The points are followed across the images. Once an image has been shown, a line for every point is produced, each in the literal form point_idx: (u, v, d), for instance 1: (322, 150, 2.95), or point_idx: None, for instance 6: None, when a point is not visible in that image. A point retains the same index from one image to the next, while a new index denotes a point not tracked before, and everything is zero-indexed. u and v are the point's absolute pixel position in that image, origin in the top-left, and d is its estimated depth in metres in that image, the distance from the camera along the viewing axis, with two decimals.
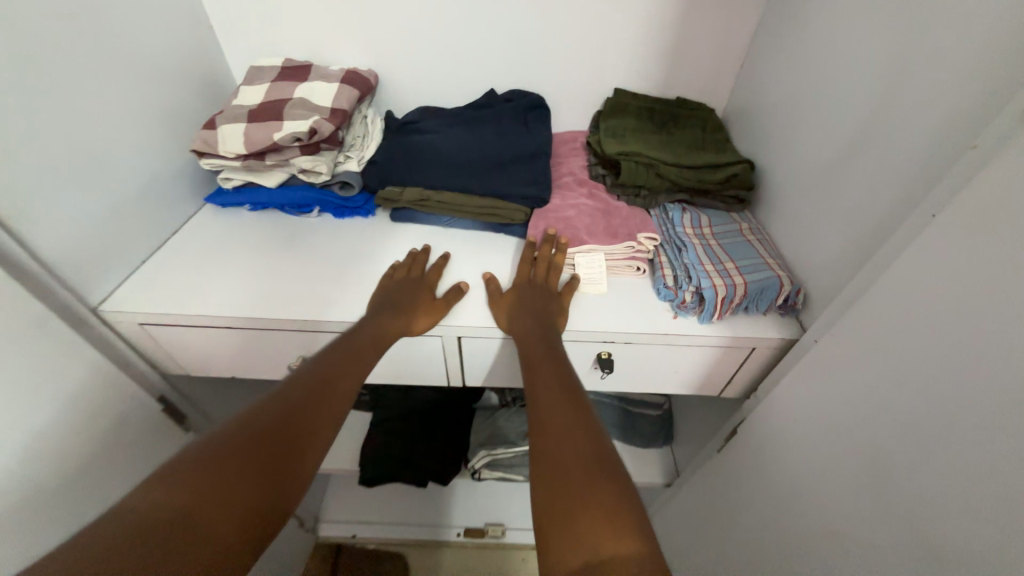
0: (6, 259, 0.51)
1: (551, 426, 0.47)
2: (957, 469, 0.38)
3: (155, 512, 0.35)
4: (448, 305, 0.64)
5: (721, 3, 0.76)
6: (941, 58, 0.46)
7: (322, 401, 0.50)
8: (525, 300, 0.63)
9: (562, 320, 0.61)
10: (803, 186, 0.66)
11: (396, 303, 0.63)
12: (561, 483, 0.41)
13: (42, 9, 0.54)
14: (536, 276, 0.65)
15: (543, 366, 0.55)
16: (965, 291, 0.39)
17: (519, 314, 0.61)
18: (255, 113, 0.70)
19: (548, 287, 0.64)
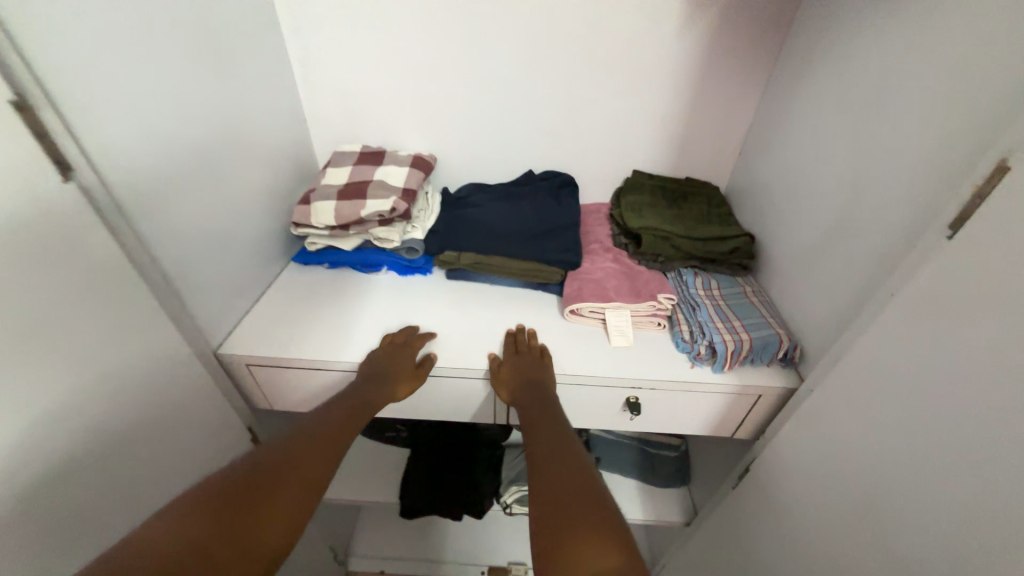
0: (174, 313, 0.65)
1: (548, 470, 0.56)
2: (929, 497, 0.49)
3: (165, 543, 0.43)
4: (431, 365, 0.75)
5: (721, 107, 0.93)
6: (889, 173, 0.61)
7: (315, 448, 0.59)
8: (515, 369, 0.74)
9: (551, 386, 0.72)
10: (793, 258, 0.79)
11: (382, 370, 0.73)
12: (557, 512, 0.49)
13: (217, 123, 0.71)
14: (522, 349, 0.77)
15: (538, 421, 0.65)
16: (925, 355, 0.51)
17: (514, 378, 0.73)
18: (343, 193, 0.86)
19: (535, 355, 0.75)
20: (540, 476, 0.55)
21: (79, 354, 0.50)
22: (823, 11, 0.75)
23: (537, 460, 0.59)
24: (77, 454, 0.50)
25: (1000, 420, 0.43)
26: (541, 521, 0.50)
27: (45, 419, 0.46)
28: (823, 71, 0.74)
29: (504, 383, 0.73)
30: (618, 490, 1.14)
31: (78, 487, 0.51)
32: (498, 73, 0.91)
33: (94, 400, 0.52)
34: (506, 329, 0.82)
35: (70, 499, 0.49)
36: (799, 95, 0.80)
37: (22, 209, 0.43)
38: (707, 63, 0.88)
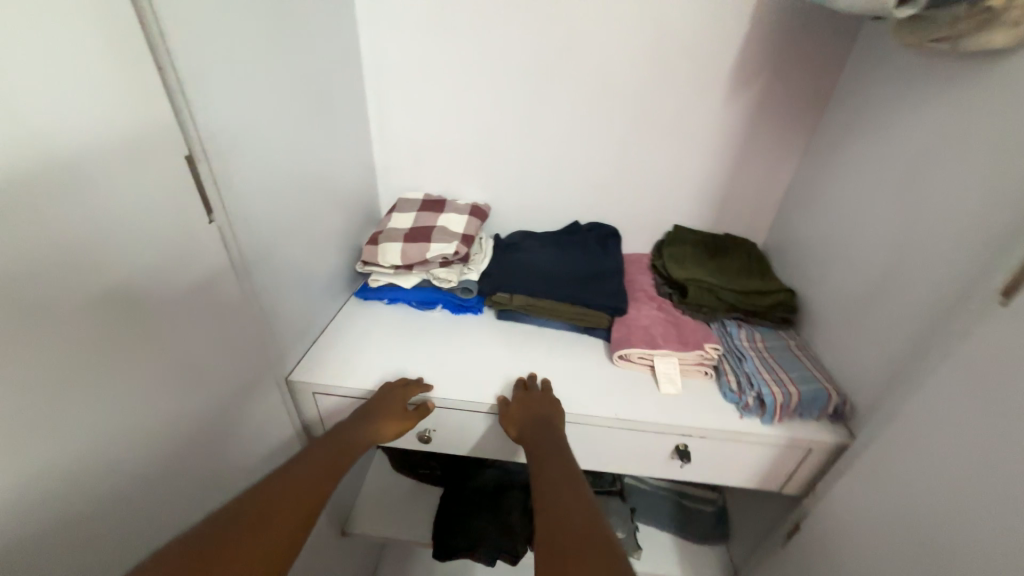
0: (262, 338, 0.71)
1: (553, 508, 0.56)
2: (998, 562, 0.48)
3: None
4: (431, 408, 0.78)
5: (759, 171, 1.00)
6: (934, 240, 0.65)
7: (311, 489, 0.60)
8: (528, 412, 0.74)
9: (561, 429, 0.73)
10: (838, 315, 0.82)
11: (371, 410, 0.76)
12: (559, 551, 0.49)
13: (308, 170, 0.80)
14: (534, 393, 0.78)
15: (546, 458, 0.66)
16: (983, 417, 0.52)
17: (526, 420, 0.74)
18: (408, 235, 0.94)
19: (547, 398, 0.76)
20: (544, 516, 0.55)
21: (171, 375, 0.54)
22: (858, 92, 0.83)
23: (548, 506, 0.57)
24: (158, 471, 0.53)
25: None
26: (548, 567, 0.48)
27: (145, 427, 0.51)
28: (861, 144, 0.81)
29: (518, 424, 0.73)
30: (655, 545, 1.11)
31: (161, 497, 0.54)
32: (552, 134, 1.01)
33: (180, 414, 0.56)
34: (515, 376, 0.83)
35: (147, 514, 0.52)
36: (837, 164, 0.86)
37: (149, 241, 0.50)
38: (747, 131, 0.96)
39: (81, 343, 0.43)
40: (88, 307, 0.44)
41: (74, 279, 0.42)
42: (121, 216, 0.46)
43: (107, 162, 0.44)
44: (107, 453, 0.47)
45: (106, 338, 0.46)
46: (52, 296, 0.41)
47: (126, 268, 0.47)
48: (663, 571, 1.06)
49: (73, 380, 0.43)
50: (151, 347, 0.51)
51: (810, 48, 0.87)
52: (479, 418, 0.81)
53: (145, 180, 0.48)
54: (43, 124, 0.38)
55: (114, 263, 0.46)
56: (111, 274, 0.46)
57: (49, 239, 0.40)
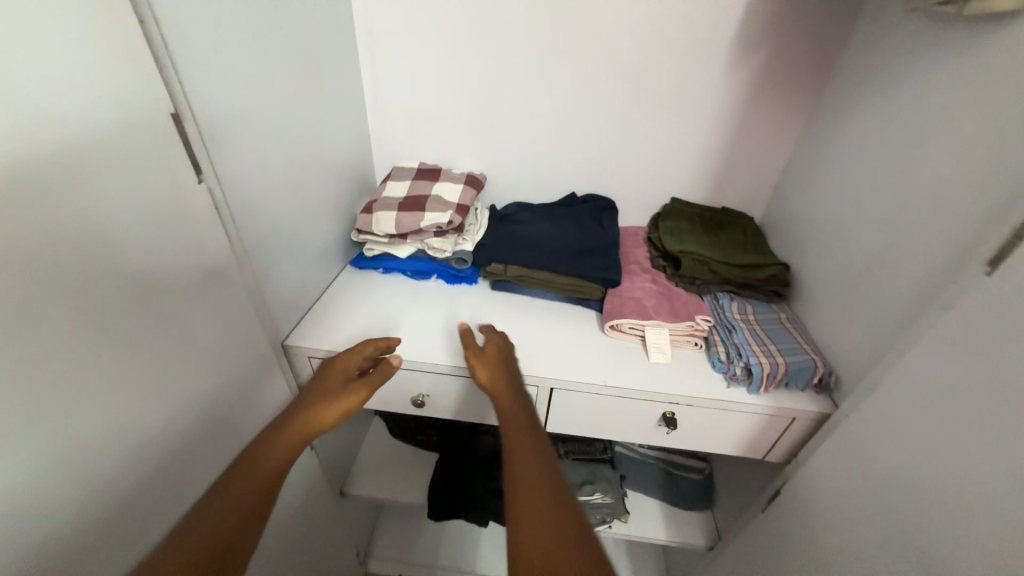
0: (257, 304, 0.72)
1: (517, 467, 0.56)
2: (962, 523, 0.50)
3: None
4: (396, 367, 0.68)
5: (758, 144, 0.98)
6: (927, 213, 0.64)
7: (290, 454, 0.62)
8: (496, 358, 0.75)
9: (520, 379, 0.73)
10: (830, 289, 0.82)
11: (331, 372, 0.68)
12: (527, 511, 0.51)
13: (300, 136, 0.79)
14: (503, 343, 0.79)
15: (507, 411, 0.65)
16: (961, 387, 0.53)
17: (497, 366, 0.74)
18: (403, 204, 0.93)
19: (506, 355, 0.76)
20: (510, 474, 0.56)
21: (170, 337, 0.55)
22: (863, 60, 0.80)
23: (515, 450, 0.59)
24: (158, 429, 0.55)
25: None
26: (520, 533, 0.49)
27: (144, 385, 0.52)
28: (865, 114, 0.79)
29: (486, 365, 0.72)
30: (643, 510, 1.15)
31: (159, 451, 0.56)
32: (551, 102, 0.98)
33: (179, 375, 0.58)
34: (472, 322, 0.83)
35: (149, 468, 0.54)
36: (837, 137, 0.85)
37: (143, 203, 0.50)
38: (749, 102, 0.94)
39: (85, 304, 0.45)
40: (85, 270, 0.44)
41: (74, 240, 0.43)
42: (114, 176, 0.46)
43: (97, 121, 0.44)
44: (101, 411, 0.48)
45: (105, 301, 0.47)
46: (53, 254, 0.41)
47: (123, 231, 0.48)
48: (648, 534, 1.11)
49: (78, 336, 0.44)
50: (141, 309, 0.51)
51: (818, 14, 0.84)
52: (471, 385, 0.83)
53: (134, 141, 0.48)
54: (30, 79, 0.38)
55: (112, 225, 0.47)
56: (106, 236, 0.46)
57: (50, 200, 0.41)
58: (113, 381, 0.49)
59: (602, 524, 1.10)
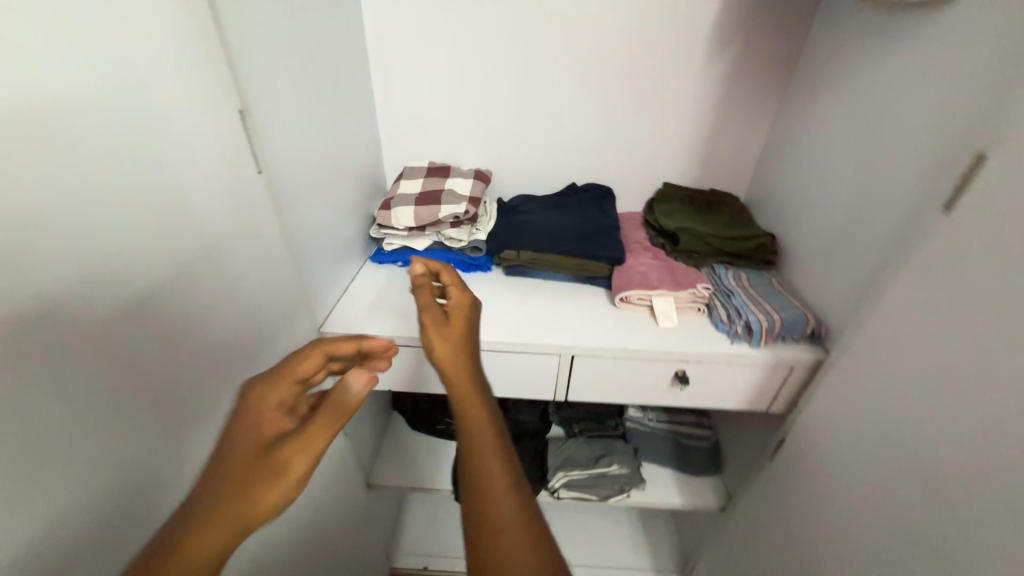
0: (297, 291, 0.77)
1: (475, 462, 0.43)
2: (946, 427, 0.59)
3: None
4: (357, 400, 0.41)
5: (739, 129, 1.09)
6: (891, 172, 0.74)
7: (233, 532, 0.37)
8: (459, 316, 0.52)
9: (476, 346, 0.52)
10: (813, 251, 0.91)
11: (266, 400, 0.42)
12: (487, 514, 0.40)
13: (325, 137, 0.85)
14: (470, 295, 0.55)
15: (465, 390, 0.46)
16: (933, 312, 0.62)
17: (461, 329, 0.51)
18: (419, 199, 1.00)
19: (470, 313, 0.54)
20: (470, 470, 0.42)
21: (238, 315, 0.60)
22: (824, 48, 0.91)
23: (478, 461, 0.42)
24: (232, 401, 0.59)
25: (992, 351, 0.54)
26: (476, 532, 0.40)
27: (222, 358, 0.57)
28: (830, 94, 0.89)
29: (442, 331, 0.50)
30: (657, 479, 1.21)
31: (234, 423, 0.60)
32: (549, 100, 1.07)
33: (245, 352, 0.62)
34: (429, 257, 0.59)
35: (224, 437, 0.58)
36: (808, 116, 0.95)
37: (217, 190, 0.55)
38: (728, 91, 1.04)
39: (180, 277, 0.49)
40: (180, 246, 0.49)
41: (173, 219, 0.48)
42: (196, 164, 0.52)
43: (182, 114, 0.49)
44: (194, 378, 0.52)
45: (194, 276, 0.51)
46: (159, 231, 0.46)
47: (204, 214, 0.53)
48: (664, 500, 1.17)
49: (179, 306, 0.49)
50: (219, 287, 0.56)
51: (783, 10, 0.95)
52: (496, 360, 0.88)
53: (208, 133, 0.53)
54: (139, 74, 0.44)
55: (197, 208, 0.52)
56: (195, 218, 0.51)
57: (154, 182, 0.46)
58: (203, 351, 0.53)
59: (622, 493, 1.15)
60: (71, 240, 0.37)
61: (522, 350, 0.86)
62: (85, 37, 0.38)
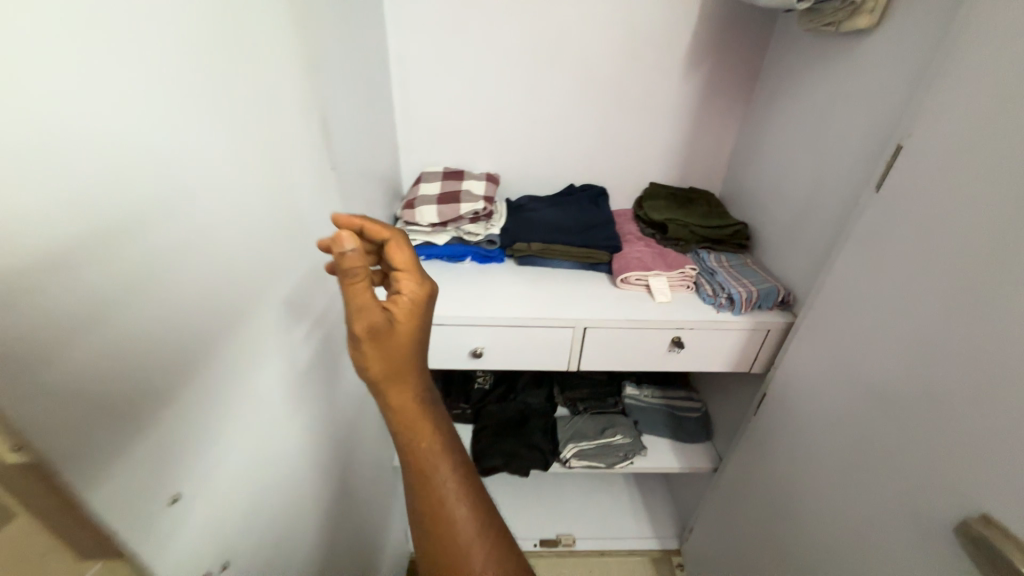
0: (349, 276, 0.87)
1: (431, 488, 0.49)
2: (888, 357, 0.74)
3: None
4: None
5: (712, 134, 1.26)
6: (833, 164, 0.91)
7: None
8: (411, 313, 0.49)
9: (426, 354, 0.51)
10: (778, 234, 1.08)
11: None
12: (446, 532, 0.48)
13: (366, 143, 0.97)
14: (426, 281, 0.52)
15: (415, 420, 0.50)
16: (873, 269, 0.77)
17: (412, 330, 0.49)
18: (440, 199, 1.12)
19: (413, 320, 0.49)
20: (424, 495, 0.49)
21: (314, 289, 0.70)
22: (778, 65, 1.09)
23: (429, 464, 0.50)
24: (308, 363, 0.69)
25: (914, 292, 0.70)
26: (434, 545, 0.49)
27: (303, 325, 0.67)
28: (784, 103, 1.07)
29: (391, 340, 0.47)
30: (656, 447, 1.34)
31: (309, 384, 0.69)
32: (550, 111, 1.22)
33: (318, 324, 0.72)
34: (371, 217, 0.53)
35: (301, 394, 0.68)
36: (767, 122, 1.13)
37: (303, 182, 0.66)
38: (703, 102, 1.22)
39: (281, 250, 0.60)
40: (283, 227, 0.60)
41: (278, 203, 0.58)
42: (293, 159, 0.62)
43: (286, 118, 0.60)
44: (287, 338, 0.62)
45: (289, 252, 0.62)
46: (272, 211, 0.57)
47: (296, 201, 0.63)
48: (664, 464, 1.30)
49: (281, 274, 0.59)
50: (303, 263, 0.66)
51: (743, 35, 1.14)
52: (517, 335, 1.00)
53: (300, 136, 0.64)
54: (262, 85, 0.54)
55: (292, 195, 0.62)
56: (291, 204, 0.62)
57: (270, 170, 0.56)
58: (292, 317, 0.63)
59: (626, 459, 1.28)
60: (229, 212, 0.47)
61: (542, 325, 0.98)
62: (240, 57, 0.50)
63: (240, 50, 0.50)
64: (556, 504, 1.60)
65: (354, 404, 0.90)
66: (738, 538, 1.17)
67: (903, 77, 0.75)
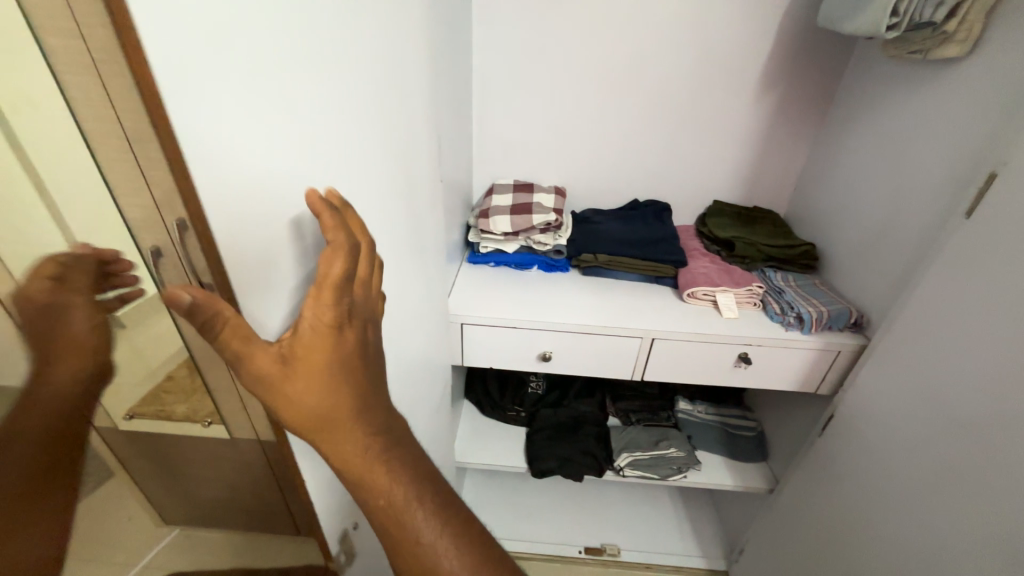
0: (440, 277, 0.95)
1: (405, 540, 0.41)
2: (971, 385, 0.73)
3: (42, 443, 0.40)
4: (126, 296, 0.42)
5: (779, 155, 1.28)
6: (917, 188, 0.90)
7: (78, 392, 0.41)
8: (325, 344, 0.40)
9: (359, 379, 0.42)
10: (850, 255, 1.08)
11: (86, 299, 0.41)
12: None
13: (454, 157, 1.05)
14: (345, 301, 0.41)
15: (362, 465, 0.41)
16: (957, 295, 0.77)
17: (328, 362, 0.41)
18: (514, 210, 1.19)
19: (324, 348, 0.40)
20: (400, 548, 0.42)
21: (416, 288, 0.77)
22: (856, 88, 1.10)
23: (395, 513, 0.41)
24: (407, 354, 0.76)
25: (1002, 319, 0.69)
26: None
27: (406, 319, 0.74)
28: (861, 126, 1.07)
29: (299, 383, 0.40)
30: (710, 463, 1.34)
31: (406, 373, 0.77)
32: (618, 129, 1.27)
33: (416, 319, 0.79)
34: (332, 190, 0.44)
35: (400, 382, 0.74)
36: (842, 143, 1.13)
37: (416, 191, 0.73)
38: (772, 123, 1.23)
39: (397, 250, 0.67)
40: (399, 231, 0.67)
41: (398, 209, 0.66)
42: (412, 171, 0.70)
43: (411, 134, 0.68)
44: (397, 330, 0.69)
45: (402, 252, 0.69)
46: (393, 215, 0.64)
47: (411, 208, 0.71)
48: (718, 481, 1.29)
49: (394, 272, 0.66)
50: (410, 263, 0.73)
51: (818, 58, 1.15)
52: (586, 342, 1.05)
53: (419, 150, 0.72)
54: (396, 106, 0.62)
55: (408, 203, 0.70)
56: (407, 210, 0.69)
57: (393, 179, 0.63)
58: (400, 311, 0.70)
59: (679, 472, 1.29)
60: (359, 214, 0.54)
61: (611, 333, 1.03)
62: (380, 82, 0.57)
63: (382, 77, 0.58)
64: (601, 513, 1.61)
65: (433, 397, 0.97)
66: (792, 560, 1.15)
67: (998, 104, 0.75)
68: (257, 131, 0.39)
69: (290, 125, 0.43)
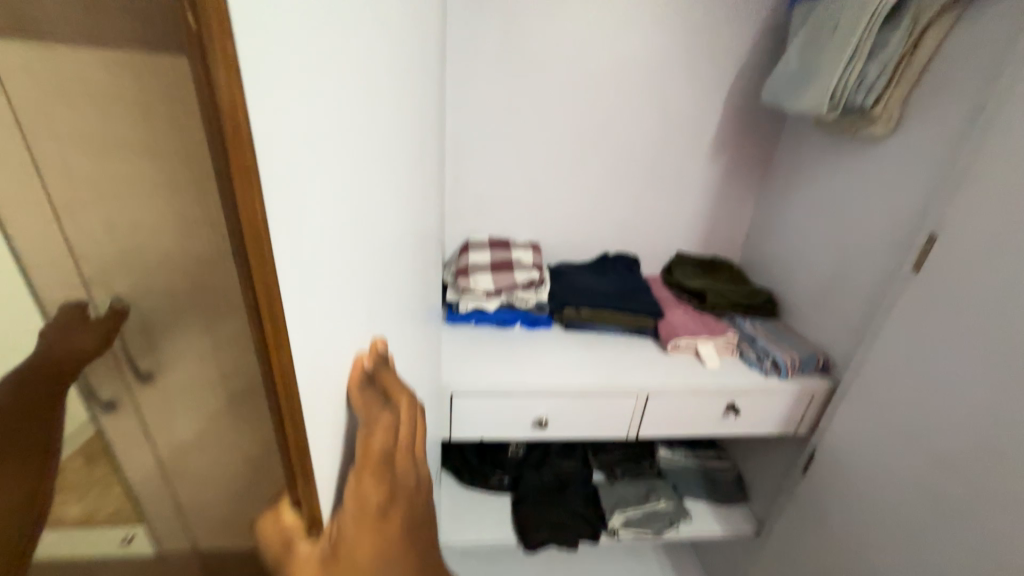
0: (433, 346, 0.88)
1: None
2: (938, 424, 0.80)
3: None
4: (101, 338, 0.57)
5: (731, 210, 1.39)
6: (862, 244, 1.02)
7: None
8: (375, 530, 0.31)
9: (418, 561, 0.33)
10: (805, 301, 1.18)
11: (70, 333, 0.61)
12: None
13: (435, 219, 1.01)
14: (389, 474, 0.33)
15: None
16: (914, 340, 0.86)
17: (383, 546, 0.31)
18: (494, 267, 1.17)
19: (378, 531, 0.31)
20: None
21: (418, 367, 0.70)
22: (792, 153, 1.25)
23: None
24: None
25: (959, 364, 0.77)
26: None
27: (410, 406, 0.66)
28: (802, 187, 1.20)
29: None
30: (696, 510, 1.34)
31: None
32: (589, 186, 1.32)
33: None
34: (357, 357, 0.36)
35: None
36: (786, 201, 1.26)
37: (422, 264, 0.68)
38: (724, 182, 1.35)
39: (409, 333, 0.61)
40: (410, 311, 0.61)
41: (410, 287, 0.60)
42: (421, 244, 0.65)
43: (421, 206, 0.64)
44: None
45: (411, 332, 0.63)
46: (406, 294, 0.58)
47: (418, 283, 0.66)
48: (707, 530, 1.29)
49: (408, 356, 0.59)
50: (415, 341, 0.67)
51: (760, 128, 1.29)
52: (581, 402, 1.02)
53: (425, 221, 0.67)
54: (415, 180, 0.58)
55: (416, 279, 0.64)
56: (415, 286, 0.64)
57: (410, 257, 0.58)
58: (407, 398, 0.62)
59: (672, 525, 1.26)
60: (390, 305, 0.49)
61: (606, 392, 1.01)
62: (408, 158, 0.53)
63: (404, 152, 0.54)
64: None
65: None
66: None
67: (923, 177, 0.89)
68: (340, 240, 0.32)
69: (364, 223, 0.37)
